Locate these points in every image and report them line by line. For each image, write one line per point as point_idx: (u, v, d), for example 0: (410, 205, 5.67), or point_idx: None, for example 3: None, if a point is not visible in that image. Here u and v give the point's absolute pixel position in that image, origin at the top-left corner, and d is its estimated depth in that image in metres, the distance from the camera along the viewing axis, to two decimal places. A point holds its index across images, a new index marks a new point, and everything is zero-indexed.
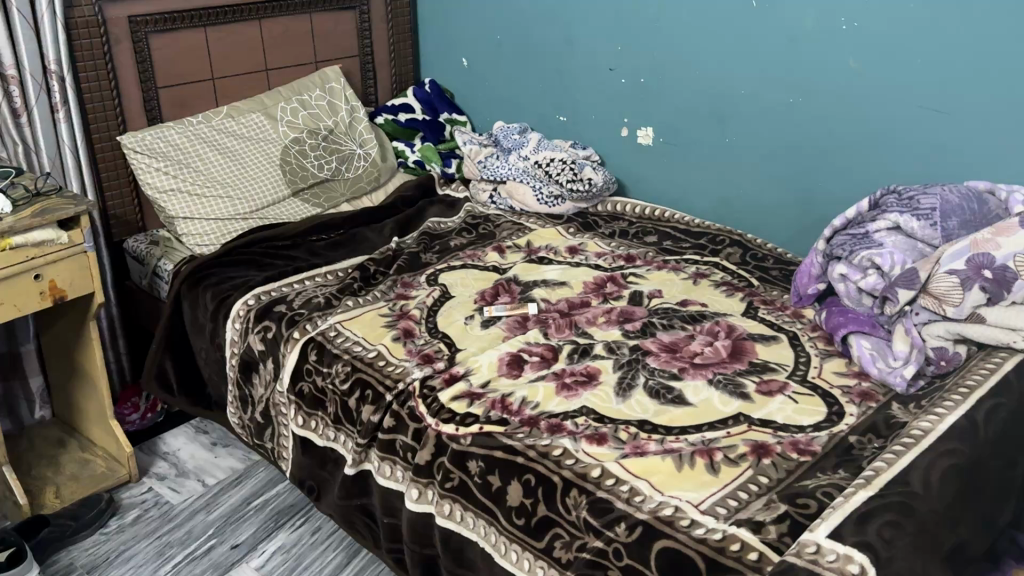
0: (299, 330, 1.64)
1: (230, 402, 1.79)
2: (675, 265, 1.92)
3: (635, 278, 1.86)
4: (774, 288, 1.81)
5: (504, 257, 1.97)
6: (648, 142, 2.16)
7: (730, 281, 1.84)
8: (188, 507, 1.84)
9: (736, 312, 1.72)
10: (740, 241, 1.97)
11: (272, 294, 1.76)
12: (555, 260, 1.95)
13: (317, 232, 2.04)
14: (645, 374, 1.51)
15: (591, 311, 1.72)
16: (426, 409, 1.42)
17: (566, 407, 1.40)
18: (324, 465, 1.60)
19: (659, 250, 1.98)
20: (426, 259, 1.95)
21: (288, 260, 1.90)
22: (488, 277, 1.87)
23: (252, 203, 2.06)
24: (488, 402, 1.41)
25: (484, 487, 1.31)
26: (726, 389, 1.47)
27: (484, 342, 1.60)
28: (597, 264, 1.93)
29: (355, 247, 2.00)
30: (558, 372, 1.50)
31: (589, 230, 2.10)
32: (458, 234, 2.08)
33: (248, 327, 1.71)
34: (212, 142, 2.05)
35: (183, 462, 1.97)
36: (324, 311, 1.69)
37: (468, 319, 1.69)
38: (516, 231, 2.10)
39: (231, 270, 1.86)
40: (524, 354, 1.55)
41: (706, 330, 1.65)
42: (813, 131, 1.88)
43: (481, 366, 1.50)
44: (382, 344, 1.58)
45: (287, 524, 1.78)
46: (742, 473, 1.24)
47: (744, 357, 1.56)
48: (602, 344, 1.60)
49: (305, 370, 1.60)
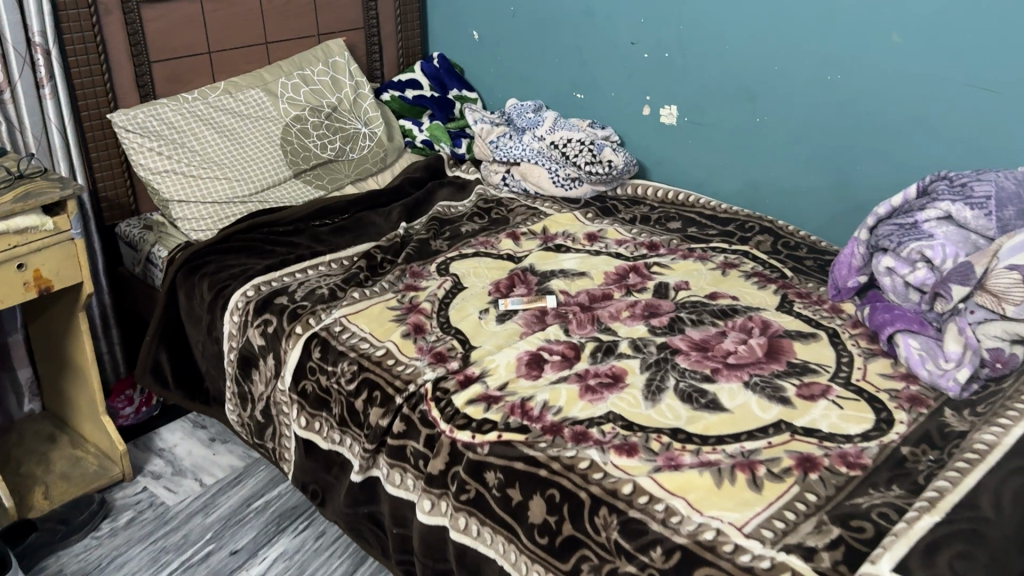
0: (302, 324, 1.53)
1: (229, 399, 1.68)
2: (702, 254, 1.80)
3: (659, 268, 1.74)
4: (809, 279, 1.69)
5: (519, 244, 1.85)
6: (672, 121, 2.03)
7: (762, 272, 1.73)
8: (185, 509, 1.74)
9: (770, 307, 1.61)
10: (770, 229, 1.85)
11: (273, 284, 1.65)
12: (572, 248, 1.83)
13: (321, 217, 1.92)
14: (675, 376, 1.39)
15: (614, 305, 1.60)
16: (440, 414, 1.31)
17: (591, 413, 1.29)
18: (328, 469, 1.49)
19: (684, 238, 1.87)
20: (437, 247, 1.83)
21: (289, 247, 1.78)
22: (502, 267, 1.76)
23: (252, 185, 1.93)
24: (506, 407, 1.30)
25: (504, 502, 1.21)
26: (765, 393, 1.36)
27: (500, 338, 1.48)
28: (618, 252, 1.82)
29: (361, 233, 1.88)
30: (581, 373, 1.39)
31: (608, 216, 1.98)
32: (469, 219, 1.96)
33: (247, 320, 1.60)
34: (209, 121, 1.93)
35: (180, 460, 1.87)
36: (329, 304, 1.58)
37: (482, 313, 1.57)
38: (531, 215, 1.98)
39: (228, 258, 1.75)
40: (544, 353, 1.43)
41: (738, 327, 1.54)
42: (851, 112, 1.75)
43: (499, 366, 1.39)
44: (391, 341, 1.46)
45: (289, 528, 1.68)
46: (787, 490, 1.14)
47: (781, 356, 1.45)
48: (627, 342, 1.48)
49: (308, 368, 1.49)
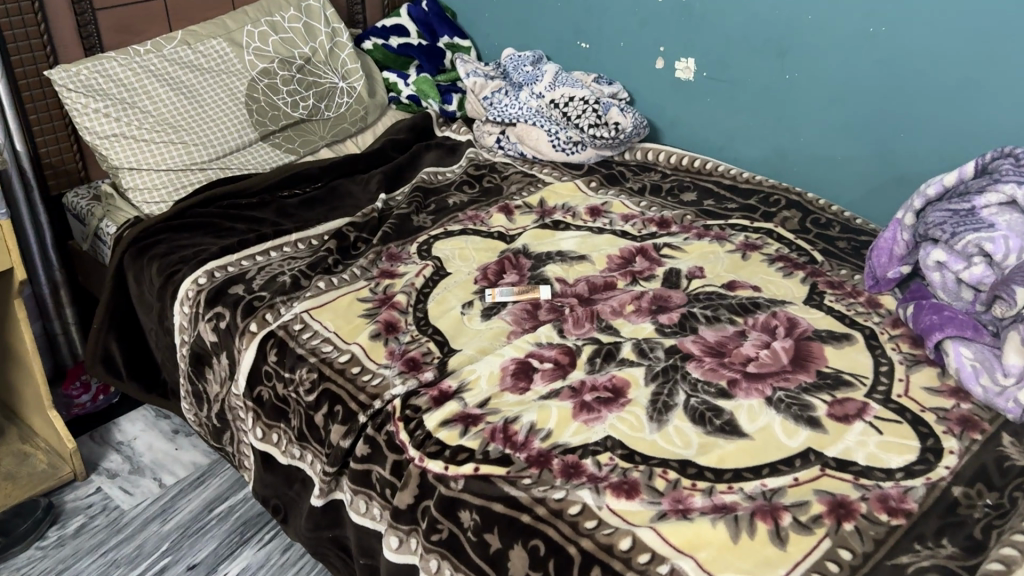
0: (257, 321, 1.34)
1: (184, 397, 1.51)
2: (719, 233, 1.59)
3: (670, 250, 1.53)
4: (842, 266, 1.49)
5: (512, 220, 1.65)
6: (688, 76, 1.79)
7: (788, 256, 1.52)
8: (141, 514, 1.57)
9: (797, 300, 1.40)
10: (797, 203, 1.64)
11: (229, 270, 1.45)
12: (572, 225, 1.62)
13: (290, 187, 1.71)
14: (685, 391, 1.19)
15: (616, 298, 1.39)
16: (409, 437, 1.12)
17: (585, 438, 1.10)
18: (290, 485, 1.31)
19: (699, 213, 1.65)
20: (419, 222, 1.62)
21: (251, 223, 1.58)
22: (492, 249, 1.55)
23: (212, 151, 1.72)
24: (486, 431, 1.11)
25: (480, 548, 1.03)
26: (791, 414, 1.16)
27: (483, 340, 1.28)
28: (624, 230, 1.61)
29: (335, 206, 1.67)
30: (575, 387, 1.19)
31: (614, 185, 1.76)
32: (457, 190, 1.76)
33: (198, 312, 1.41)
34: (163, 76, 1.70)
35: (139, 455, 1.70)
36: (289, 296, 1.38)
37: (465, 308, 1.37)
38: (527, 184, 1.78)
39: (182, 237, 1.55)
40: (533, 360, 1.23)
41: (759, 326, 1.33)
42: (896, 71, 1.51)
43: (479, 379, 1.19)
44: (357, 344, 1.27)
45: (254, 539, 1.52)
46: (817, 546, 0.95)
47: (809, 365, 1.25)
48: (630, 345, 1.28)
49: (263, 372, 1.30)
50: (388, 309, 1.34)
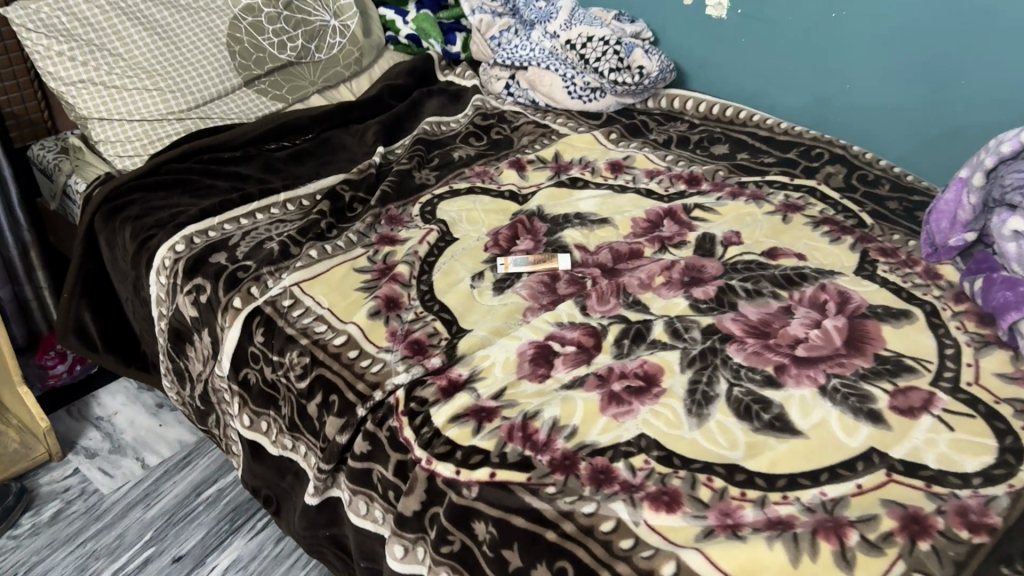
0: (241, 295, 1.18)
1: (165, 374, 1.37)
2: (756, 192, 1.43)
3: (701, 213, 1.38)
4: (894, 230, 1.34)
5: (524, 177, 1.49)
6: (721, 14, 1.61)
7: (833, 219, 1.37)
8: (122, 499, 1.44)
9: (847, 270, 1.25)
10: (842, 156, 1.48)
11: (210, 235, 1.30)
12: (591, 183, 1.47)
13: (277, 140, 1.56)
14: (728, 379, 1.05)
15: (644, 269, 1.24)
16: (414, 435, 0.98)
17: (617, 437, 0.96)
18: (282, 477, 1.18)
19: (732, 167, 1.50)
20: (421, 179, 1.48)
21: (234, 181, 1.43)
22: (503, 212, 1.40)
23: (191, 98, 1.54)
24: (503, 429, 0.97)
25: (498, 565, 0.90)
26: (849, 406, 1.02)
27: (495, 319, 1.13)
28: (649, 189, 1.46)
29: (328, 161, 1.52)
30: (602, 375, 1.05)
31: (636, 137, 1.60)
32: (463, 143, 1.60)
33: (176, 284, 1.26)
34: (134, 14, 1.51)
35: (120, 433, 1.57)
36: (278, 267, 1.23)
37: (474, 281, 1.22)
38: (539, 136, 1.62)
39: (158, 196, 1.39)
40: (553, 343, 1.09)
41: (806, 301, 1.18)
42: (961, 7, 1.32)
43: (494, 366, 1.04)
44: (354, 324, 1.12)
45: (245, 528, 1.39)
46: (891, 571, 0.82)
47: (865, 347, 1.11)
48: (663, 324, 1.14)
49: (249, 353, 1.15)
50: (389, 282, 1.19)
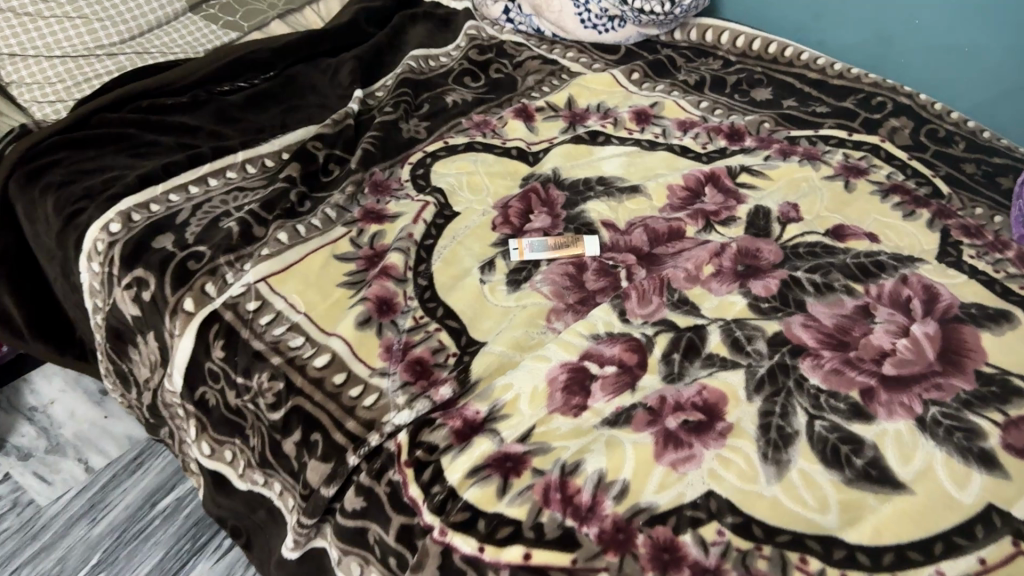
0: (193, 295, 0.95)
1: (105, 375, 1.13)
2: (810, 150, 1.22)
3: (747, 178, 1.16)
4: (975, 202, 1.13)
5: (534, 130, 1.26)
6: None
7: (903, 186, 1.15)
8: (62, 513, 1.23)
9: (927, 256, 1.05)
10: (907, 106, 1.26)
11: (152, 210, 1.05)
12: (614, 137, 1.24)
13: (232, 79, 1.29)
14: (805, 411, 0.86)
15: (688, 256, 1.03)
16: (422, 494, 0.77)
17: (679, 499, 0.76)
18: (253, 513, 0.97)
19: (780, 117, 1.28)
20: (410, 131, 1.24)
21: (180, 135, 1.18)
22: (511, 176, 1.17)
23: (123, 28, 1.27)
24: (535, 488, 0.76)
25: None
26: (955, 446, 0.83)
27: (514, 328, 0.92)
28: (683, 145, 1.23)
29: (297, 109, 1.26)
30: (652, 407, 0.84)
31: (663, 77, 1.37)
32: (457, 84, 1.35)
33: (112, 274, 1.02)
34: None
35: (58, 428, 1.35)
36: (238, 255, 0.99)
37: (484, 273, 1.00)
38: (545, 76, 1.37)
39: (86, 157, 1.13)
40: (588, 363, 0.87)
41: (887, 299, 0.98)
42: None
43: (519, 399, 0.83)
44: (338, 336, 0.89)
45: (210, 547, 1.19)
46: None
47: (964, 362, 0.91)
48: (719, 333, 0.93)
49: (207, 369, 0.93)
50: (379, 277, 0.96)
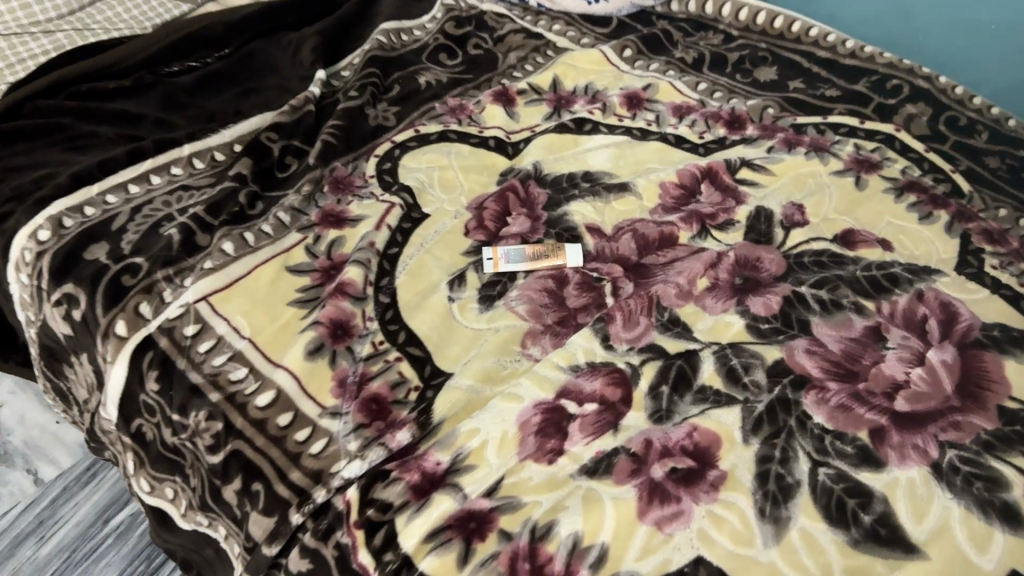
0: (126, 317, 0.85)
1: (45, 391, 1.04)
2: (817, 140, 1.11)
3: (747, 174, 1.05)
4: (998, 202, 1.03)
5: (515, 115, 1.15)
6: None
7: (919, 183, 1.05)
8: (9, 530, 1.15)
9: (945, 266, 0.95)
10: (924, 90, 1.15)
11: (85, 215, 0.95)
12: (602, 124, 1.13)
13: (182, 58, 1.17)
14: (808, 456, 0.76)
15: (680, 268, 0.93)
16: (374, 561, 0.67)
17: (664, 568, 0.67)
18: (200, 552, 0.89)
19: (785, 102, 1.17)
20: (377, 118, 1.12)
21: (122, 125, 1.06)
22: (488, 171, 1.06)
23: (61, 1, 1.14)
24: (501, 557, 0.67)
25: None
26: (974, 499, 0.74)
27: (484, 357, 0.82)
28: (679, 134, 1.13)
29: (253, 92, 1.15)
30: (636, 453, 0.75)
31: (657, 54, 1.26)
32: (431, 62, 1.23)
33: (41, 288, 0.92)
34: None
35: (7, 435, 1.26)
36: (177, 268, 0.89)
37: (453, 288, 0.90)
38: (528, 53, 1.25)
39: (16, 151, 1.02)
40: (565, 402, 0.78)
41: (900, 319, 0.88)
42: None
43: (486, 445, 0.73)
44: (285, 368, 0.80)
45: (165, 569, 1.11)
46: None
47: (985, 395, 0.82)
48: (713, 361, 0.84)
49: (143, 402, 0.84)
50: (334, 295, 0.86)
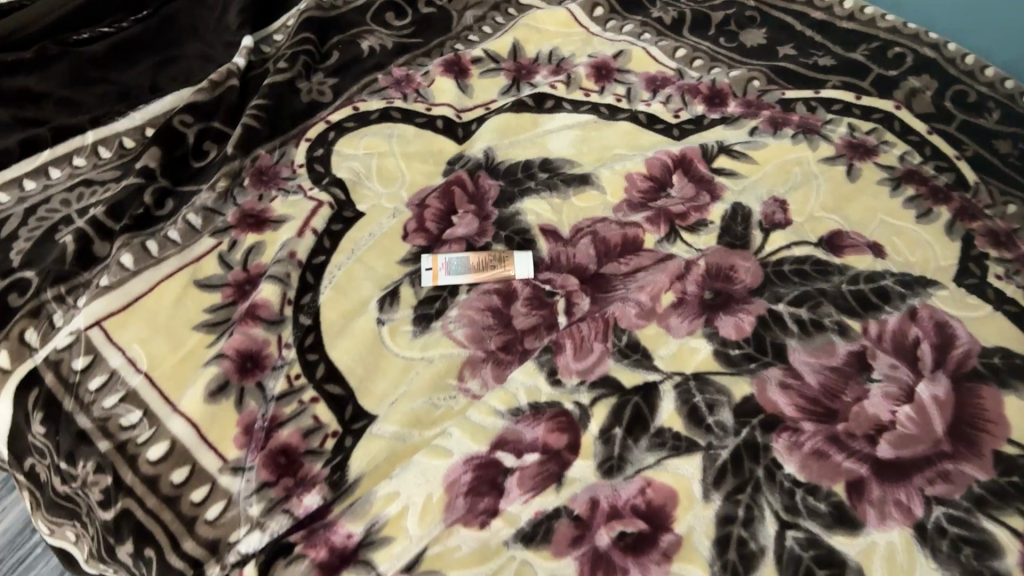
0: (8, 347, 0.75)
1: None
2: (807, 119, 0.99)
3: (724, 163, 0.94)
4: (1007, 196, 0.92)
5: (467, 88, 1.02)
6: None
7: (920, 172, 0.93)
8: None
9: (944, 275, 0.85)
10: (929, 60, 1.02)
11: None
12: (566, 100, 1.01)
13: (92, 24, 1.04)
14: (776, 516, 0.67)
15: (642, 280, 0.83)
16: None
17: None
18: None
19: (773, 72, 1.04)
20: (311, 93, 1.00)
21: (18, 105, 0.94)
22: (434, 158, 0.95)
23: None
24: None
25: None
26: (961, 568, 0.65)
27: (413, 395, 0.73)
28: (651, 111, 1.00)
29: (173, 62, 1.02)
30: (580, 516, 0.66)
31: (632, 14, 1.13)
32: (377, 23, 1.09)
33: None
34: None
35: None
36: (70, 285, 0.79)
37: (384, 307, 0.79)
38: (488, 12, 1.12)
39: None
40: (501, 454, 0.68)
41: (889, 343, 0.78)
42: None
43: (406, 511, 0.64)
44: (182, 413, 0.71)
45: None
46: None
47: (981, 438, 0.72)
48: (674, 398, 0.74)
49: (32, 442, 0.73)
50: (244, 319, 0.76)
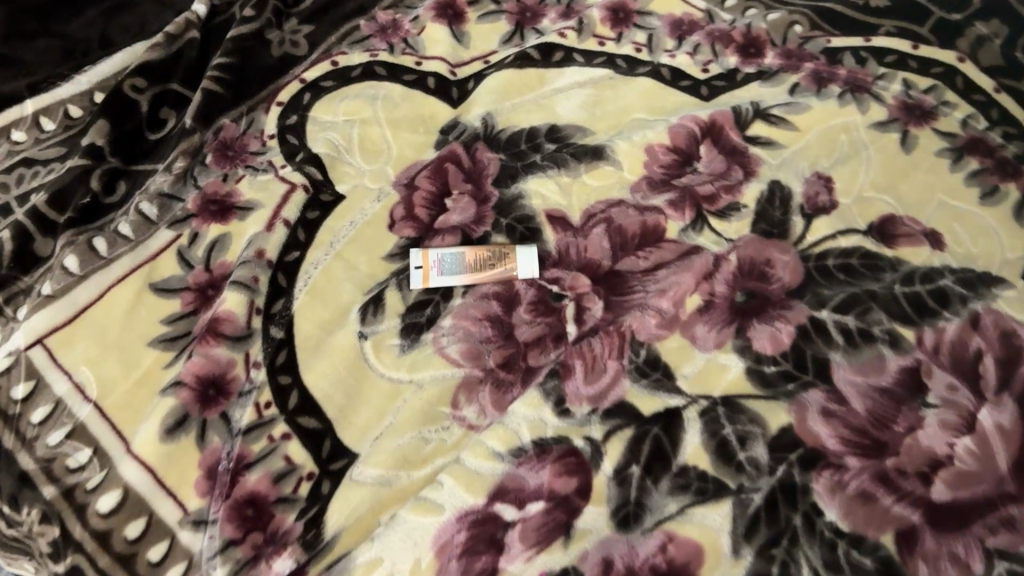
0: None
1: None
2: (855, 74, 0.85)
3: (760, 129, 0.81)
4: None
5: (463, 36, 0.89)
6: None
7: (986, 141, 0.81)
8: None
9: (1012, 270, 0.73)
10: None
11: None
12: (578, 50, 0.88)
13: None
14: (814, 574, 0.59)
15: (664, 280, 0.72)
16: None
17: None
18: None
19: (817, 14, 0.89)
20: (282, 43, 0.86)
21: None
22: (425, 126, 0.82)
23: None
24: None
25: None
26: None
27: (400, 429, 0.63)
28: (676, 64, 0.87)
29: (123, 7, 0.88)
30: None
31: None
32: None
33: None
34: None
35: None
36: (8, 294, 0.69)
37: (366, 317, 0.69)
38: None
39: None
40: (501, 507, 0.59)
41: (948, 358, 0.68)
42: None
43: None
44: (135, 453, 0.62)
45: None
46: None
47: None
48: (699, 431, 0.64)
49: None
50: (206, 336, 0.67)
